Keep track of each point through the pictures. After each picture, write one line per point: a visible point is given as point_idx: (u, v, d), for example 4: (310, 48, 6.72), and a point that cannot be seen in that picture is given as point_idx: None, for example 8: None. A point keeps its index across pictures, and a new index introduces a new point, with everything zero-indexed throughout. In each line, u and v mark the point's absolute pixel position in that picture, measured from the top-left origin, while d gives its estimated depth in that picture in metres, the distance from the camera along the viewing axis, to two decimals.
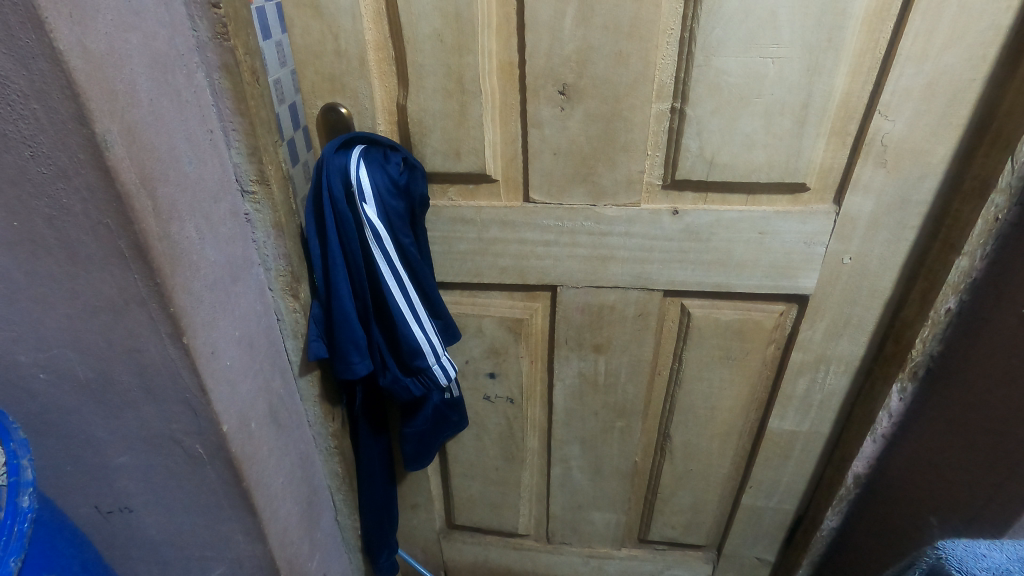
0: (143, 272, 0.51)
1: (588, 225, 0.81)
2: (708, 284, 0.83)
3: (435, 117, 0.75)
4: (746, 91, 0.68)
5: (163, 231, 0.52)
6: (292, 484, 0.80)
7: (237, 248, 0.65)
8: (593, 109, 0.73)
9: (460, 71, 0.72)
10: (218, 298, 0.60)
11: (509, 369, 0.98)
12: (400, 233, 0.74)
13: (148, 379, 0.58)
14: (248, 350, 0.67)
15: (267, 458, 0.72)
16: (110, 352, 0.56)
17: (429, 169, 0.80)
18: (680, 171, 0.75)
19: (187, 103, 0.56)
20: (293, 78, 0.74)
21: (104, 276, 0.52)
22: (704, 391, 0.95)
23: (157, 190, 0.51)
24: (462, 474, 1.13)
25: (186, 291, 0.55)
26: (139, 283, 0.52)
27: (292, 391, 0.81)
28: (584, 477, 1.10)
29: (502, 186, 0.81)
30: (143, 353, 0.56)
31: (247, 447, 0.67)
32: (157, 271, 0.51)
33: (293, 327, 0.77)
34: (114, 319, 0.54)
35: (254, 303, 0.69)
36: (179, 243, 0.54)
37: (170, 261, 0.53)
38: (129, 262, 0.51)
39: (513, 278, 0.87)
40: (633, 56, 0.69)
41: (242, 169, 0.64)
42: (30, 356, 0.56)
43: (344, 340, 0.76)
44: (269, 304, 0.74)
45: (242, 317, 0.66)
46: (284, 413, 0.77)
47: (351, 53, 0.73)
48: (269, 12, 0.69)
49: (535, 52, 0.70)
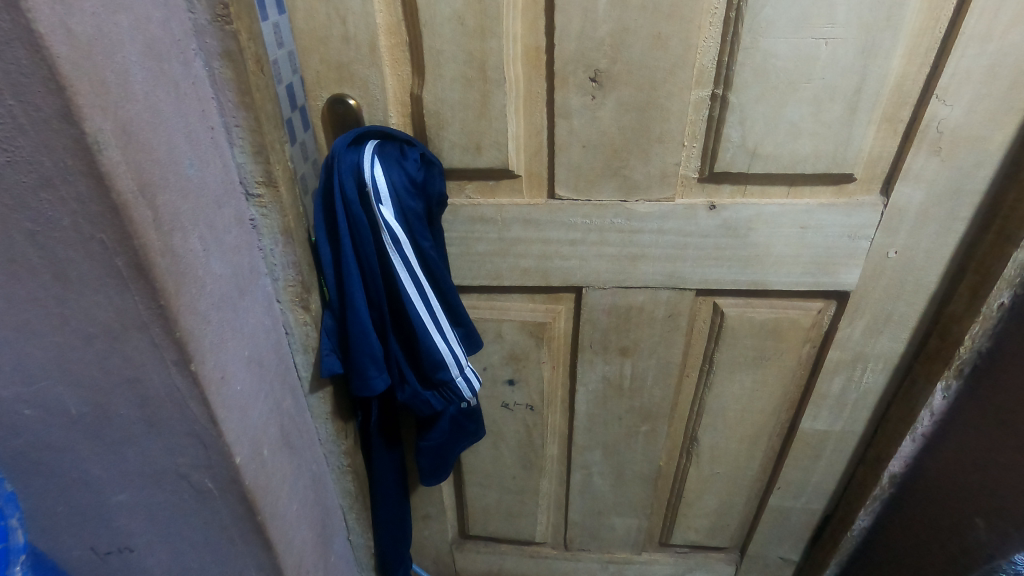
0: (143, 293, 0.44)
1: (618, 222, 0.76)
2: (744, 282, 0.79)
3: (453, 109, 0.69)
4: (797, 74, 0.63)
5: (165, 244, 0.45)
6: (305, 510, 0.74)
7: (243, 259, 0.58)
8: (626, 97, 0.67)
9: (482, 57, 0.66)
10: (226, 316, 0.54)
11: (529, 376, 0.92)
12: (419, 236, 0.68)
13: (151, 411, 0.51)
14: (256, 371, 0.61)
15: (280, 486, 0.66)
16: (107, 383, 0.49)
17: (447, 165, 0.73)
18: (719, 163, 0.70)
19: (185, 97, 0.49)
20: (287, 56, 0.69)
21: (98, 298, 0.45)
22: (735, 393, 0.90)
23: (158, 197, 0.44)
24: (478, 483, 1.08)
25: (192, 311, 0.48)
26: (140, 306, 0.45)
27: (303, 410, 0.74)
28: (605, 482, 1.06)
29: (525, 182, 0.76)
30: (145, 383, 0.49)
31: (260, 477, 0.60)
32: (160, 291, 0.45)
33: (303, 341, 0.70)
34: (111, 346, 0.47)
35: (261, 317, 0.62)
36: (183, 256, 0.47)
37: (174, 278, 0.46)
38: (127, 282, 0.44)
39: (536, 279, 0.82)
40: (672, 39, 0.63)
41: (247, 169, 0.57)
42: (12, 391, 0.49)
43: (361, 355, 0.70)
44: (277, 317, 0.67)
45: (250, 334, 0.59)
46: (295, 434, 0.71)
47: (361, 38, 0.66)
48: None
49: (564, 36, 0.64)
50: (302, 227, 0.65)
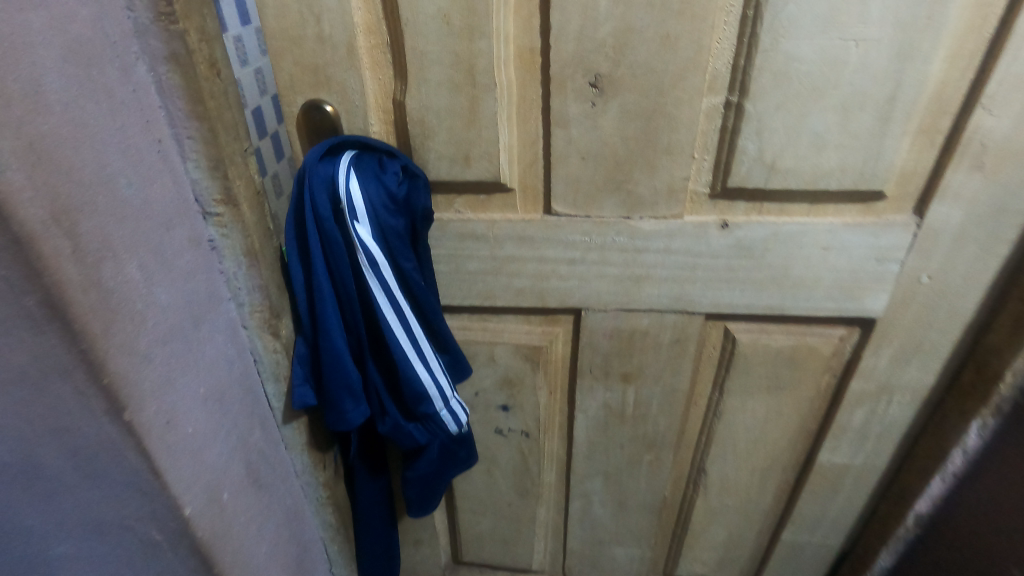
0: (62, 335, 0.39)
1: (621, 241, 0.69)
2: (758, 307, 0.72)
3: (439, 116, 0.63)
4: (824, 80, 0.56)
5: (89, 278, 0.39)
6: (276, 550, 0.68)
7: (199, 284, 0.52)
8: (630, 104, 0.60)
9: (470, 60, 0.59)
10: (176, 350, 0.48)
11: (524, 401, 0.86)
12: (400, 258, 0.62)
13: (85, 461, 0.45)
14: (214, 407, 0.55)
15: (244, 531, 0.60)
16: (33, 432, 0.44)
17: (433, 178, 0.67)
18: (733, 178, 0.63)
19: (124, 107, 0.43)
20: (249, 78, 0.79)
21: (14, 341, 0.39)
22: (747, 423, 0.84)
23: (80, 224, 0.38)
24: (471, 510, 1.02)
25: (127, 352, 0.42)
26: (60, 349, 0.39)
27: (275, 442, 0.68)
28: (606, 511, 0.99)
29: (519, 196, 0.69)
30: (75, 432, 0.44)
31: (217, 526, 0.55)
32: (83, 332, 0.39)
33: (273, 369, 0.64)
34: (34, 392, 0.41)
35: (223, 346, 0.57)
36: (116, 290, 0.41)
37: (101, 316, 0.40)
38: (43, 324, 0.38)
39: (531, 300, 0.76)
40: (682, 40, 0.56)
41: (203, 185, 0.51)
42: None
43: (336, 387, 0.64)
44: (244, 344, 0.61)
45: (207, 367, 0.54)
46: (264, 470, 0.65)
47: (337, 39, 0.60)
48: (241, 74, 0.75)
49: (562, 37, 0.57)
50: (270, 247, 0.59)
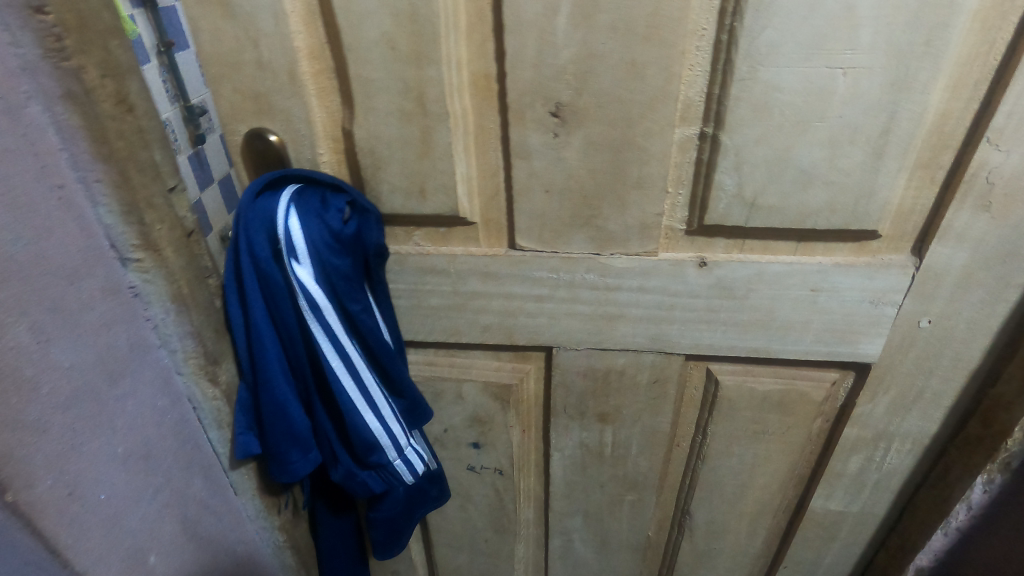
0: None
1: (591, 278, 0.64)
2: (742, 349, 0.66)
3: (390, 146, 0.58)
4: (809, 112, 0.50)
5: None
6: None
7: (117, 336, 0.48)
8: (596, 135, 0.55)
9: (420, 87, 0.54)
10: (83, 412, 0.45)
11: (496, 439, 0.81)
12: (347, 300, 0.58)
13: None
14: (139, 467, 0.51)
15: None
16: None
17: (388, 211, 0.62)
18: (711, 215, 0.57)
19: (9, 156, 0.39)
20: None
21: None
22: (733, 467, 0.78)
23: None
24: (447, 545, 0.98)
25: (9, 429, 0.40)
26: None
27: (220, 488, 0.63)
28: (587, 550, 0.94)
29: (482, 229, 0.64)
30: None
31: None
32: None
33: (215, 415, 0.59)
34: None
35: (151, 398, 0.53)
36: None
37: None
38: None
39: (499, 337, 0.71)
40: (650, 67, 0.51)
41: (120, 229, 0.47)
42: None
43: (279, 437, 0.60)
44: (179, 392, 0.56)
45: (128, 424, 0.50)
46: (208, 521, 0.61)
47: (278, 64, 0.55)
48: None
49: (518, 63, 0.52)
50: (204, 288, 0.55)
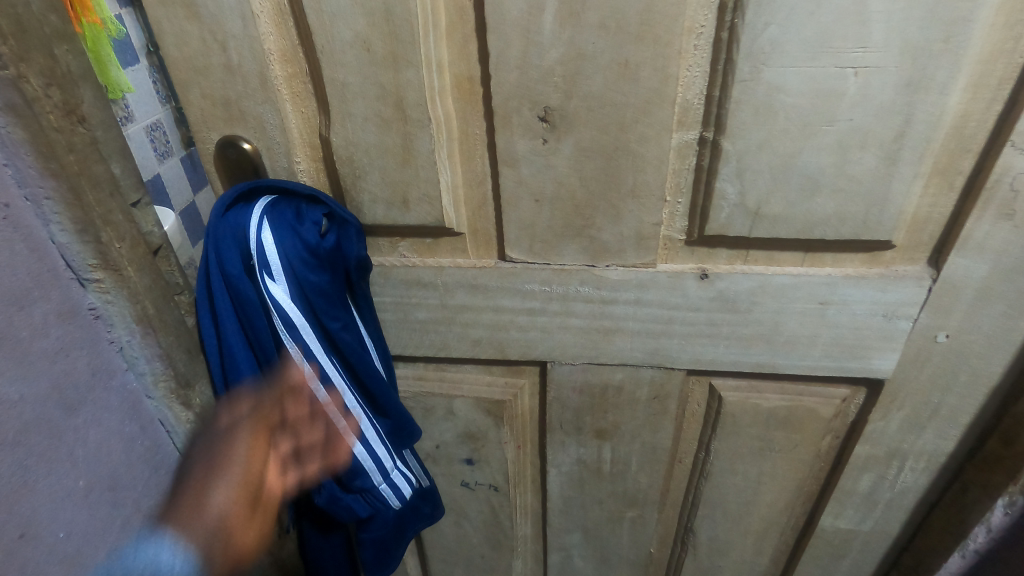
0: None
1: (585, 291, 0.60)
2: (746, 364, 0.63)
3: (369, 154, 0.54)
4: (816, 115, 0.46)
5: None
6: None
7: (75, 362, 0.46)
8: (587, 141, 0.51)
9: (398, 92, 0.51)
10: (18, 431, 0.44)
11: (490, 456, 0.78)
12: (325, 318, 0.55)
13: None
14: (106, 499, 0.49)
15: None
16: None
17: (369, 221, 0.59)
18: (711, 225, 0.53)
19: None
20: (160, 106, 0.93)
21: None
22: (737, 485, 0.74)
23: None
24: (442, 560, 0.95)
25: None
26: None
27: None
28: (587, 566, 0.91)
29: (470, 240, 0.61)
30: None
31: None
32: None
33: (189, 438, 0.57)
34: None
35: (117, 423, 0.50)
36: None
37: None
38: None
39: (490, 352, 0.67)
40: (643, 68, 0.47)
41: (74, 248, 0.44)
42: None
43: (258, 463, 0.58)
44: (150, 415, 0.54)
45: (90, 453, 0.47)
46: None
47: (248, 69, 0.52)
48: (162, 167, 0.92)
49: (502, 65, 0.49)
50: (172, 308, 0.52)
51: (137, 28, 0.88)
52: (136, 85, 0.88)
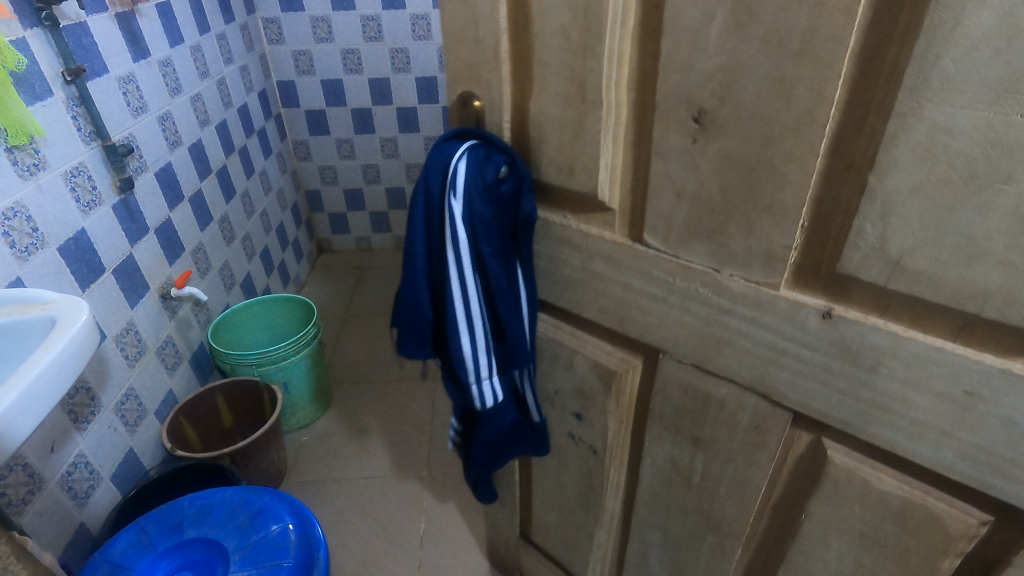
0: (49, 430, 1.09)
1: (705, 293, 0.62)
2: (861, 429, 0.56)
3: (553, 124, 0.66)
4: (990, 168, 0.40)
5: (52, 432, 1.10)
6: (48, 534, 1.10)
7: (99, 430, 1.24)
8: (732, 148, 0.53)
9: (583, 76, 0.60)
10: (105, 468, 1.25)
11: (595, 418, 0.85)
12: (481, 241, 0.71)
13: (45, 521, 1.09)
14: (110, 447, 1.28)
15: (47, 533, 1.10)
16: (51, 527, 1.11)
17: (544, 179, 0.71)
18: (843, 264, 0.50)
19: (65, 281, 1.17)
20: (97, 142, 1.28)
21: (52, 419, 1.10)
22: (828, 563, 0.67)
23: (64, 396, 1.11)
24: (543, 497, 1.07)
25: (55, 465, 1.11)
26: (53, 431, 1.10)
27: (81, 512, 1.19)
28: (662, 570, 0.92)
29: (618, 217, 0.68)
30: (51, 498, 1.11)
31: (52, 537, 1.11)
32: (48, 463, 1.09)
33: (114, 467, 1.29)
34: (67, 441, 1.14)
35: (108, 427, 1.27)
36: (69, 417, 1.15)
37: (61, 447, 1.12)
38: (53, 445, 1.10)
39: (613, 323, 0.74)
40: (798, 86, 0.47)
41: (21, 517, 1.03)
42: (37, 505, 1.07)
43: (180, 552, 1.03)
44: (100, 435, 1.24)
45: (95, 444, 1.22)
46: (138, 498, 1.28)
47: (487, 42, 0.67)
48: (96, 162, 1.28)
49: (669, 66, 0.54)
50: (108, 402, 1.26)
51: (58, 59, 1.17)
52: (64, 124, 1.19)
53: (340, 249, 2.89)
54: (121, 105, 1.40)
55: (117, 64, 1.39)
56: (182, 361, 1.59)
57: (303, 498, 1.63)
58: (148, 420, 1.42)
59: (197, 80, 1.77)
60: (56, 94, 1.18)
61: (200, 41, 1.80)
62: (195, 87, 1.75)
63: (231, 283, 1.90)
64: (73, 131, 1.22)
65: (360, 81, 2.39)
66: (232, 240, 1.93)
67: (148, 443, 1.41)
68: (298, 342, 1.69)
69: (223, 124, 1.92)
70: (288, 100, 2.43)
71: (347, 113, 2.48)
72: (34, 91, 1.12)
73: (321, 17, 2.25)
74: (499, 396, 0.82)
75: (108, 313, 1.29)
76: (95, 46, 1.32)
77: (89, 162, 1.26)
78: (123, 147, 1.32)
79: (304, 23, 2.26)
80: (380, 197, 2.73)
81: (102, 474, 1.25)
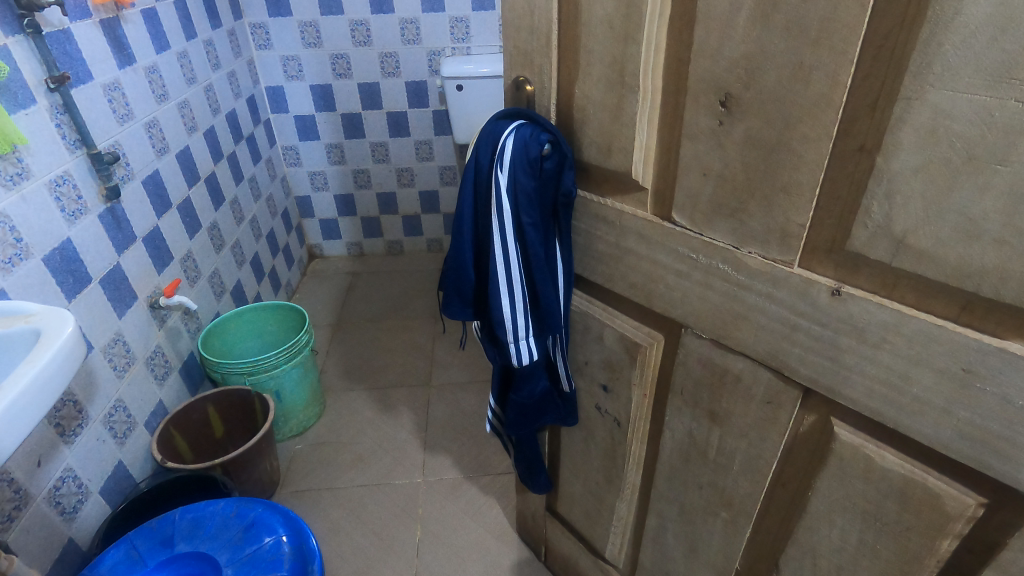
0: (37, 448, 1.12)
1: (726, 269, 0.66)
2: (866, 406, 0.59)
3: (595, 107, 0.72)
4: (988, 149, 0.43)
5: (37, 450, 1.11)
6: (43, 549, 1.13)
7: (89, 446, 1.26)
8: (755, 130, 0.57)
9: (624, 62, 0.66)
10: (93, 482, 1.27)
11: (621, 391, 0.90)
12: (522, 211, 0.78)
13: (32, 545, 1.10)
14: (100, 461, 1.30)
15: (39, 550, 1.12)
16: (40, 545, 1.12)
17: (585, 159, 0.77)
18: (852, 241, 0.54)
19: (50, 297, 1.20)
20: (82, 150, 1.32)
21: (41, 439, 1.13)
22: (833, 540, 0.69)
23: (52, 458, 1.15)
24: (570, 468, 1.13)
25: (42, 482, 1.13)
26: (42, 449, 1.13)
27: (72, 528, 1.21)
28: (677, 545, 0.95)
29: (650, 196, 0.72)
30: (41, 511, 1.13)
31: (40, 557, 1.12)
32: (39, 490, 1.12)
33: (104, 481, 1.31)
34: (56, 461, 1.17)
35: (98, 442, 1.29)
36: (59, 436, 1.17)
37: (48, 463, 1.14)
38: (39, 464, 1.12)
39: (641, 298, 0.79)
40: (816, 71, 0.51)
41: (8, 533, 1.05)
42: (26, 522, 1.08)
43: (171, 566, 1.15)
44: (89, 450, 1.26)
45: (83, 458, 1.24)
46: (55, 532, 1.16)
47: (541, 30, 0.74)
48: (83, 172, 1.32)
49: (701, 54, 0.59)
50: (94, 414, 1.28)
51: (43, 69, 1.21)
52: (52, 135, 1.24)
53: (333, 255, 2.94)
54: (109, 114, 1.44)
55: (103, 71, 1.44)
56: (171, 371, 1.61)
57: (296, 509, 1.64)
58: (137, 431, 1.44)
59: (184, 87, 1.82)
60: (40, 102, 1.21)
61: (188, 48, 1.86)
62: (184, 94, 1.81)
63: (220, 291, 1.95)
64: (59, 142, 1.26)
65: (349, 86, 2.44)
66: (221, 247, 1.98)
67: (138, 454, 1.43)
68: (290, 351, 1.71)
69: (210, 130, 1.97)
70: (277, 105, 2.48)
71: (339, 119, 2.52)
72: (17, 100, 1.15)
73: (310, 23, 2.30)
74: (533, 357, 0.87)
75: (94, 325, 1.31)
76: (80, 52, 1.36)
77: (77, 173, 1.30)
78: (109, 155, 1.36)
79: (293, 29, 2.31)
80: (370, 201, 2.77)
81: (91, 488, 1.26)
